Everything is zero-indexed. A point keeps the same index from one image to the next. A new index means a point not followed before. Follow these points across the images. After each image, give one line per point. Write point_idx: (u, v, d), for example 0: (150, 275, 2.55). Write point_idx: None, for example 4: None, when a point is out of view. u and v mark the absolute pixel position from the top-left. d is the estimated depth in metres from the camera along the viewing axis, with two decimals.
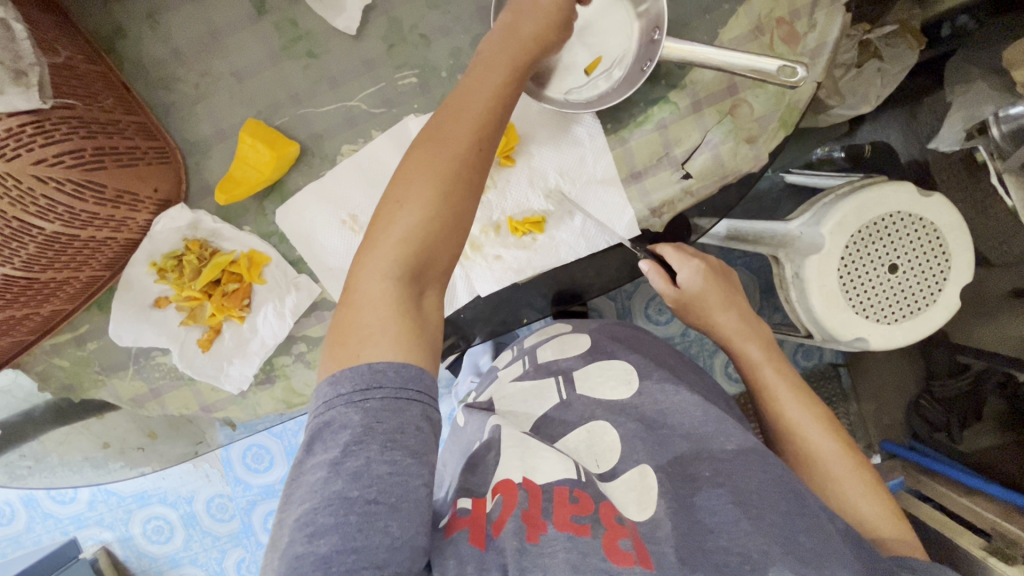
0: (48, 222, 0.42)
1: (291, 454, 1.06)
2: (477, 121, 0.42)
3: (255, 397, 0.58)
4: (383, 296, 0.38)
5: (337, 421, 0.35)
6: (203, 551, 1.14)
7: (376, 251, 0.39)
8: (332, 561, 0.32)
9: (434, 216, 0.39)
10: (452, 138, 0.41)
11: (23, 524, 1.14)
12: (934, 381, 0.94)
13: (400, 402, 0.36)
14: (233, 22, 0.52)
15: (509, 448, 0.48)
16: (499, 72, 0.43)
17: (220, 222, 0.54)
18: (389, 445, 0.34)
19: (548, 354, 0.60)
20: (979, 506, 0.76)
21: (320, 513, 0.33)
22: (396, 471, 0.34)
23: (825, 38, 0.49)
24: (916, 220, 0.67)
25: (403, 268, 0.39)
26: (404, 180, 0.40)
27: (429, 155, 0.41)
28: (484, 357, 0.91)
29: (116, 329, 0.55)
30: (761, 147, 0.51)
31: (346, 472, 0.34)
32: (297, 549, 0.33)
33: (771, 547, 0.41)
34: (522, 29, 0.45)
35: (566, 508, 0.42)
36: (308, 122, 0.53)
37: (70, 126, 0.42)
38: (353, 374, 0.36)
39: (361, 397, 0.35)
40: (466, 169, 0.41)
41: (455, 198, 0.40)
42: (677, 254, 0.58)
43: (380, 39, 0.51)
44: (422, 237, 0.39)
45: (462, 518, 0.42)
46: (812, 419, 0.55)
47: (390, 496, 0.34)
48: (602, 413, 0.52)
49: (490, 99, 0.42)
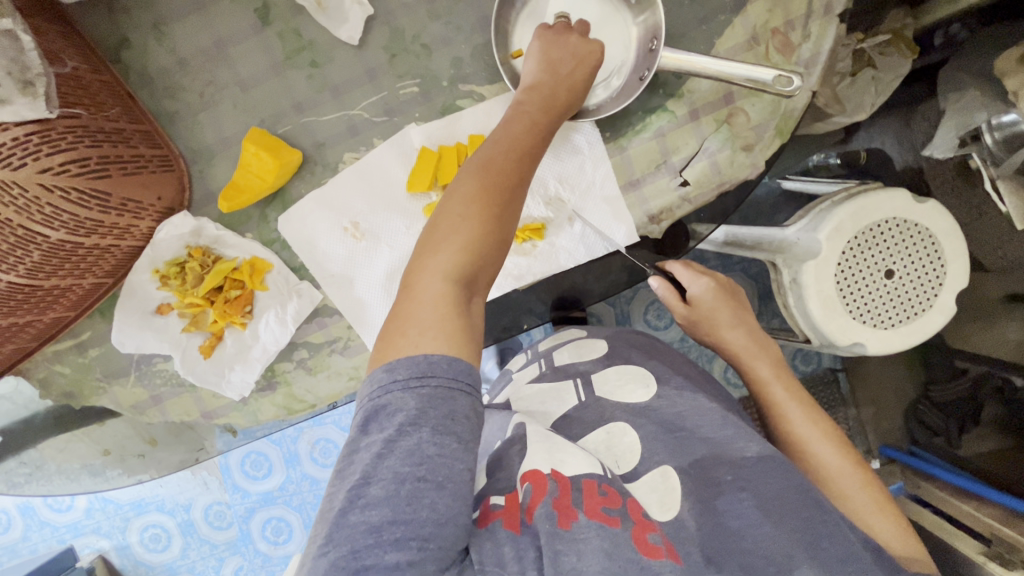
0: (53, 230, 0.43)
1: (290, 461, 1.06)
2: (523, 150, 0.44)
3: (256, 403, 0.58)
4: (443, 297, 0.38)
5: (392, 405, 0.35)
6: (200, 560, 1.13)
7: (435, 251, 0.40)
8: (382, 531, 0.33)
9: (491, 227, 0.41)
10: (503, 160, 0.43)
11: (19, 532, 1.13)
12: (933, 386, 0.94)
13: (452, 392, 0.36)
14: (237, 32, 0.52)
15: (536, 443, 0.47)
16: (540, 107, 0.47)
17: (222, 229, 0.54)
18: (440, 430, 0.35)
19: (566, 357, 0.61)
20: (979, 511, 0.76)
21: (372, 486, 0.34)
22: (444, 453, 0.35)
23: (818, 48, 0.50)
24: (910, 227, 0.68)
25: (462, 273, 0.39)
26: (460, 189, 0.42)
27: (483, 172, 0.42)
28: (489, 363, 0.93)
29: (119, 337, 0.55)
30: (757, 155, 0.51)
31: (400, 450, 0.34)
32: (349, 518, 0.33)
33: (795, 552, 0.41)
34: (558, 80, 0.48)
35: (596, 499, 0.42)
36: (310, 130, 0.53)
37: (75, 136, 0.42)
38: (409, 362, 0.36)
39: (417, 383, 0.35)
40: (515, 189, 0.43)
41: (507, 214, 0.42)
42: (688, 273, 0.63)
43: (382, 49, 0.52)
44: (479, 247, 0.40)
45: (495, 511, 0.42)
46: (820, 437, 0.56)
47: (438, 475, 0.34)
48: (621, 414, 0.52)
49: (535, 127, 0.46)
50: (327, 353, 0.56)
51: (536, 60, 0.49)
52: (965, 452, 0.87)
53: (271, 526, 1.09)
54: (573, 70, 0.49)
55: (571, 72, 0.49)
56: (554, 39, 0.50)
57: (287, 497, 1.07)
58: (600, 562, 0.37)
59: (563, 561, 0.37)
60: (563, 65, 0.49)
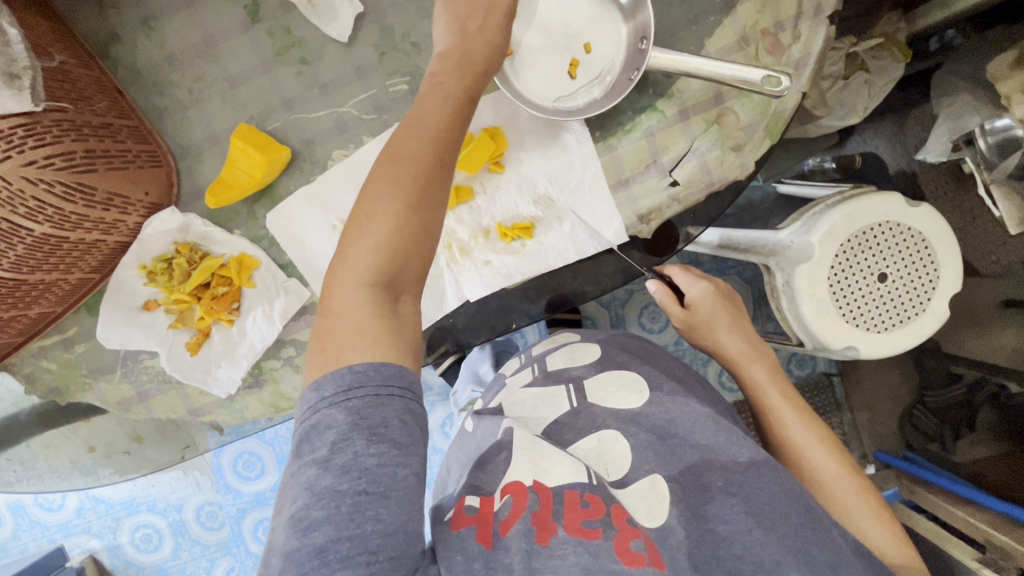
0: (37, 224, 0.42)
1: (283, 461, 1.06)
2: (434, 136, 0.43)
3: (243, 401, 0.58)
4: (359, 303, 0.39)
5: (322, 423, 0.35)
6: (192, 561, 1.12)
7: (349, 261, 0.40)
8: (328, 550, 0.32)
9: (405, 225, 0.40)
10: (412, 150, 0.42)
11: (9, 531, 1.13)
12: (927, 392, 0.92)
13: (382, 398, 0.36)
14: (228, 28, 0.52)
15: (521, 451, 0.47)
16: (449, 97, 0.44)
17: (211, 225, 0.54)
18: (374, 439, 0.35)
19: (558, 362, 0.59)
20: (972, 517, 0.75)
21: (313, 508, 0.33)
22: (383, 462, 0.35)
23: (808, 49, 0.50)
24: (903, 230, 0.68)
25: (378, 281, 0.39)
26: (370, 197, 0.41)
27: (392, 169, 0.41)
28: (484, 365, 0.90)
29: (103, 332, 0.55)
30: (747, 156, 0.51)
31: (336, 467, 0.34)
32: (292, 544, 0.33)
33: (785, 558, 0.41)
34: (470, 56, 0.46)
35: (577, 513, 0.42)
36: (299, 127, 0.53)
37: (61, 129, 0.42)
38: (335, 377, 0.36)
39: (343, 398, 0.35)
40: (430, 179, 0.41)
41: (422, 206, 0.41)
42: (686, 276, 0.65)
43: (372, 47, 0.52)
44: (394, 247, 0.40)
45: (469, 516, 0.42)
46: (815, 442, 0.55)
47: (379, 485, 0.34)
48: (613, 422, 0.52)
49: (444, 116, 0.44)
50: None
51: (445, 36, 0.47)
52: (960, 458, 0.86)
53: (264, 527, 1.09)
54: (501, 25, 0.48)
55: (484, 47, 0.47)
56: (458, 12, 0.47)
57: None
58: None
59: None
60: (474, 39, 0.47)
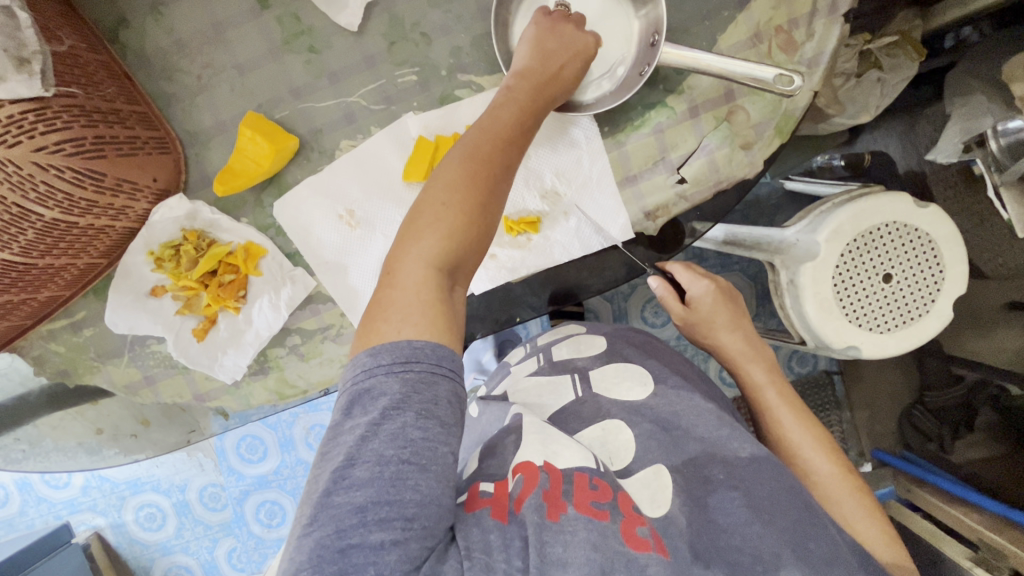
0: (47, 209, 0.42)
1: (285, 445, 1.07)
2: (509, 139, 0.44)
3: (248, 387, 0.59)
4: (424, 281, 0.39)
5: (376, 389, 0.36)
6: (195, 540, 1.14)
7: (421, 240, 0.40)
8: (368, 510, 0.33)
9: (475, 214, 0.41)
10: (489, 147, 0.43)
11: (16, 507, 1.15)
12: (928, 392, 0.93)
13: (435, 376, 0.36)
14: (236, 15, 0.52)
15: (531, 435, 0.48)
16: (525, 103, 0.46)
17: (218, 213, 0.54)
18: (424, 414, 0.35)
19: (563, 352, 0.60)
20: (969, 517, 0.75)
21: (358, 468, 0.34)
22: (429, 437, 0.35)
23: (822, 48, 0.49)
24: (912, 230, 0.67)
25: (444, 263, 0.40)
26: (447, 181, 0.41)
27: (469, 160, 0.42)
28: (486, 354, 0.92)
29: (112, 317, 0.56)
30: (756, 154, 0.51)
31: (384, 434, 0.34)
32: (334, 499, 0.34)
33: (783, 551, 0.41)
34: (549, 68, 0.48)
35: (586, 493, 0.42)
36: (307, 116, 0.53)
37: (71, 115, 0.42)
38: (393, 348, 0.36)
39: (401, 368, 0.36)
40: (501, 178, 0.43)
41: (492, 201, 0.42)
42: (687, 273, 0.64)
43: (381, 36, 0.52)
44: (464, 234, 0.40)
45: (484, 498, 0.43)
46: (812, 442, 0.56)
47: (421, 457, 0.35)
48: (617, 412, 0.52)
49: (520, 122, 0.45)
50: (320, 340, 0.57)
51: (530, 45, 0.49)
52: (956, 458, 0.87)
53: (265, 509, 1.10)
54: (578, 40, 0.50)
55: (564, 61, 0.49)
56: (549, 26, 0.50)
57: (282, 481, 1.08)
58: (587, 552, 0.37)
59: (549, 551, 0.38)
60: (556, 52, 0.49)
